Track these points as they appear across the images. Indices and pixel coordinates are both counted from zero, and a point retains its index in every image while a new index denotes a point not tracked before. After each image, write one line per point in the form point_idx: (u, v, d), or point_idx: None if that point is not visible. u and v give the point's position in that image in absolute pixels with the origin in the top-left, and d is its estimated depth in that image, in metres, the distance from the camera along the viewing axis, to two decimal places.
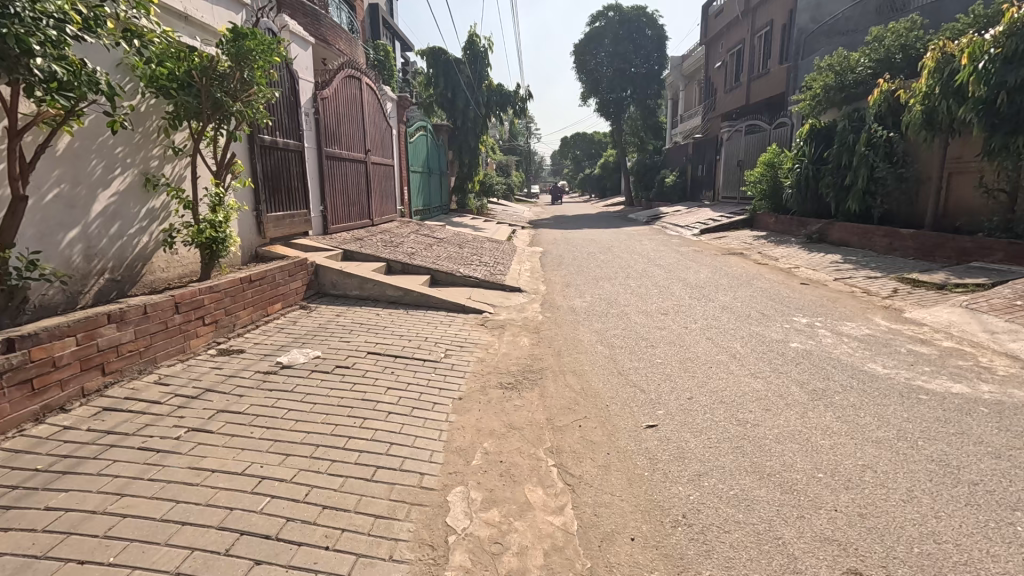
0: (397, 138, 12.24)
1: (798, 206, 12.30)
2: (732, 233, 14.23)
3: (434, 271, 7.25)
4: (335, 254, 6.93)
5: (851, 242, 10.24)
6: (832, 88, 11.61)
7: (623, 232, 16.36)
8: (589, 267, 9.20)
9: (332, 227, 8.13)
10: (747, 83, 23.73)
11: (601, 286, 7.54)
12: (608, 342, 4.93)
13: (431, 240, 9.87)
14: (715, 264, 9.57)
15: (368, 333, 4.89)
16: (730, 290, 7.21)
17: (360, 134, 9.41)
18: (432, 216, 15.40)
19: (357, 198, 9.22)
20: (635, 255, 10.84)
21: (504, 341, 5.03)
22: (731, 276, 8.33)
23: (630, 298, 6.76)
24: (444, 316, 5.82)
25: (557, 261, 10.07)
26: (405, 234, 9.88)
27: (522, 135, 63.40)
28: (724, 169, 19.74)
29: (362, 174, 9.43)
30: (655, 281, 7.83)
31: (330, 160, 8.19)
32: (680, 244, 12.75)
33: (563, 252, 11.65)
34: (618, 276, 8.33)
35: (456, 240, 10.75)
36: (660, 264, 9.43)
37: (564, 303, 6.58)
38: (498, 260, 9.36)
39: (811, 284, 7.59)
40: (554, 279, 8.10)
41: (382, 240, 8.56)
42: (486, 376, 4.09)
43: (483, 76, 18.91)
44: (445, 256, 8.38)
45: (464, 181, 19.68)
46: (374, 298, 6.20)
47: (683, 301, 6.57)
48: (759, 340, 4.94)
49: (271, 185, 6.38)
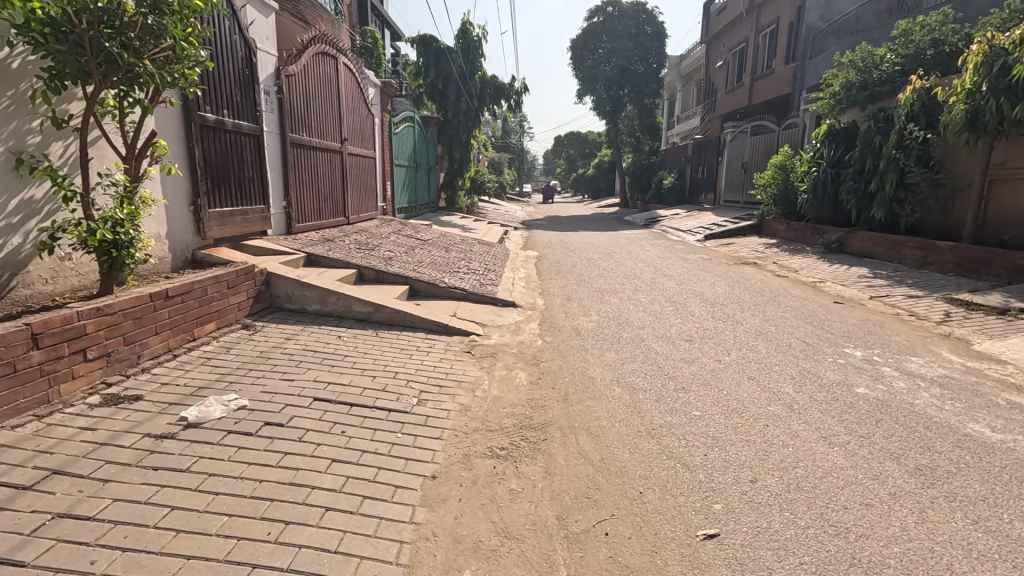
0: (381, 129, 11.13)
1: (814, 213, 11.40)
2: (739, 239, 13.33)
3: (414, 281, 6.20)
4: (296, 259, 5.83)
5: (877, 254, 9.35)
6: (855, 86, 10.70)
7: (621, 236, 15.40)
8: (592, 277, 8.20)
9: (297, 226, 7.02)
10: (750, 83, 22.80)
11: (607, 301, 6.54)
12: (627, 381, 3.93)
13: (415, 243, 8.78)
14: (730, 276, 8.63)
15: (321, 367, 3.80)
16: (756, 310, 6.25)
17: (336, 120, 8.31)
18: (419, 214, 14.27)
19: (331, 193, 8.13)
20: (640, 262, 9.84)
21: (496, 378, 4.00)
22: (752, 291, 7.36)
23: (644, 318, 5.76)
24: (422, 340, 4.76)
25: (554, 268, 9.04)
26: (384, 235, 8.79)
27: (516, 132, 62.25)
28: (728, 172, 18.83)
29: (337, 166, 8.32)
30: (669, 297, 6.82)
31: (298, 148, 7.09)
32: (686, 251, 11.81)
33: (561, 257, 10.61)
34: (625, 288, 7.34)
35: (443, 242, 9.66)
36: (671, 275, 8.44)
37: (567, 323, 5.57)
38: (490, 266, 8.31)
39: (847, 304, 6.64)
40: (554, 291, 7.09)
41: (356, 242, 7.47)
42: (471, 437, 3.04)
43: (477, 68, 17.82)
44: (428, 263, 7.31)
45: (454, 178, 18.60)
46: (339, 314, 5.12)
47: (706, 322, 5.59)
48: (812, 380, 3.99)
49: (216, 175, 5.25)
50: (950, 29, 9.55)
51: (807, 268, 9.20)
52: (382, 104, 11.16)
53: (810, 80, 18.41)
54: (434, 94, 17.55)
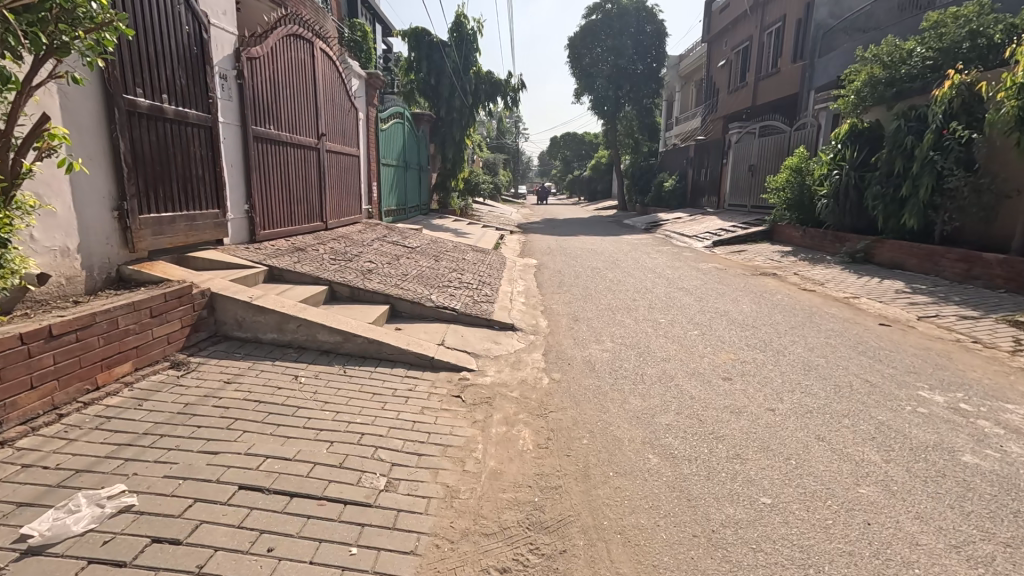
0: (366, 124, 10.19)
1: (834, 219, 10.58)
2: (751, 246, 12.49)
3: (396, 299, 5.27)
4: (254, 275, 4.89)
5: (909, 265, 8.53)
6: (881, 82, 9.89)
7: (624, 241, 14.53)
8: (599, 291, 7.31)
9: (262, 233, 6.08)
10: (755, 83, 22.08)
11: (620, 323, 5.66)
12: (664, 444, 3.03)
13: (400, 251, 7.86)
14: (752, 291, 7.77)
15: (262, 429, 2.86)
16: (795, 333, 5.39)
17: (312, 113, 7.36)
18: (408, 217, 13.33)
19: (306, 195, 7.20)
20: (649, 273, 8.95)
21: (494, 438, 3.09)
22: (783, 309, 6.50)
23: (667, 346, 4.88)
24: (402, 380, 3.84)
25: (556, 280, 8.13)
26: (367, 242, 7.87)
27: (510, 134, 61.47)
28: (733, 174, 18.05)
29: (312, 165, 7.39)
30: (691, 318, 5.93)
31: (264, 143, 6.15)
32: (697, 259, 10.95)
33: (562, 266, 9.71)
34: (639, 306, 6.46)
35: (432, 250, 8.75)
36: (687, 290, 7.55)
37: (577, 353, 4.67)
38: (485, 278, 7.40)
39: (894, 327, 5.79)
40: (558, 309, 6.20)
41: (332, 252, 6.53)
42: (459, 551, 2.13)
43: (472, 63, 16.93)
44: (414, 276, 6.38)
45: (447, 179, 17.65)
46: (300, 345, 4.18)
47: (742, 353, 4.71)
48: (898, 440, 3.12)
49: (151, 172, 4.30)
50: (990, 20, 8.75)
51: (834, 280, 8.36)
52: (367, 97, 10.21)
53: (819, 80, 17.65)
54: (426, 90, 16.64)
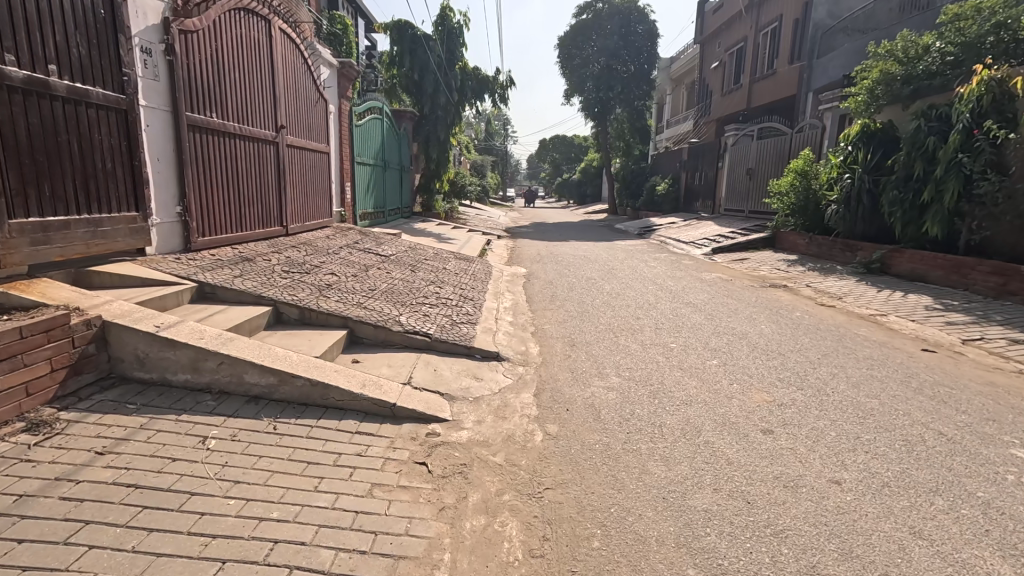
0: (339, 119, 9.24)
1: (845, 227, 9.86)
2: (753, 255, 11.75)
3: (356, 322, 4.35)
4: (176, 295, 3.93)
5: (933, 278, 7.81)
6: (897, 79, 9.20)
7: (618, 248, 13.73)
8: (597, 308, 6.45)
9: (200, 241, 5.11)
10: (750, 84, 21.50)
11: (625, 350, 4.79)
12: (706, 549, 2.16)
13: (371, 260, 6.95)
14: (766, 306, 6.96)
15: (117, 543, 1.93)
16: (831, 363, 4.57)
17: (269, 102, 6.41)
18: (388, 220, 12.38)
19: (261, 197, 6.27)
20: (650, 285, 8.12)
21: (467, 541, 2.19)
22: (806, 330, 5.70)
23: (684, 382, 4.02)
24: (350, 442, 2.92)
25: (548, 293, 7.26)
26: (333, 249, 6.95)
27: (499, 137, 60.66)
28: (730, 178, 17.36)
29: (269, 162, 6.45)
30: (706, 343, 5.08)
31: (205, 134, 5.20)
32: (698, 269, 10.16)
33: (554, 275, 8.84)
34: (644, 327, 5.59)
35: (410, 258, 7.83)
36: (695, 305, 6.72)
37: (577, 393, 3.78)
38: (467, 292, 6.50)
39: (939, 352, 5.02)
40: (551, 331, 5.32)
41: (287, 263, 5.59)
42: None
43: (458, 58, 16.03)
44: (382, 291, 5.47)
45: (431, 180, 16.69)
46: (223, 389, 3.24)
47: (776, 392, 3.86)
48: (1019, 533, 2.29)
49: (32, 165, 3.35)
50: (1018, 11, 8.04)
51: (853, 294, 7.61)
52: (339, 89, 9.24)
53: (818, 81, 17.05)
54: (409, 86, 15.69)
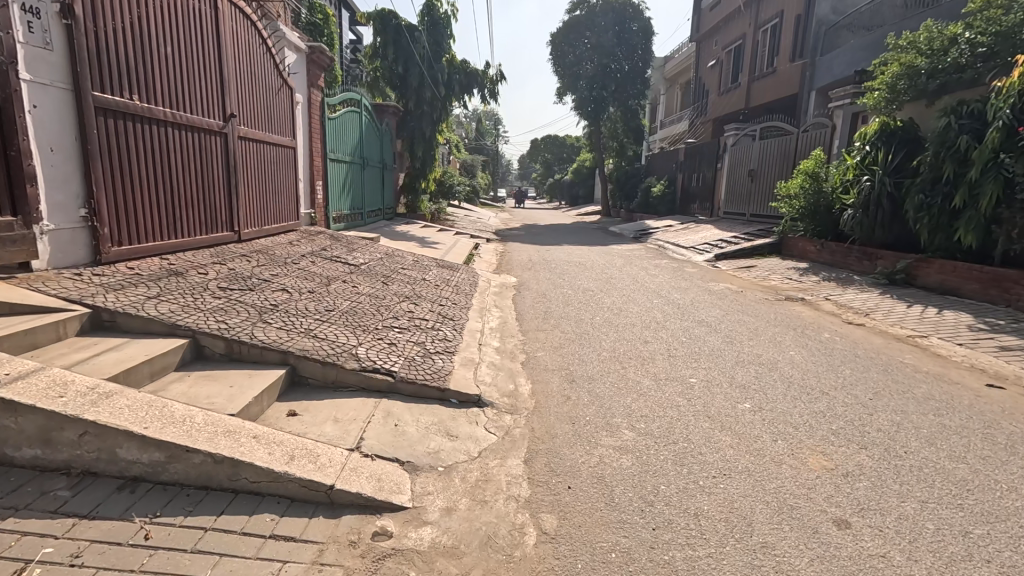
0: (307, 110, 8.27)
1: (862, 233, 9.09)
2: (760, 262, 10.94)
3: (300, 357, 3.42)
4: (55, 326, 3.01)
5: (968, 292, 7.04)
6: (921, 73, 8.41)
7: (615, 253, 12.87)
8: (598, 329, 5.57)
9: (115, 252, 4.16)
10: (749, 83, 20.82)
11: (636, 389, 3.91)
12: None
13: (337, 271, 6.03)
14: (788, 325, 6.13)
15: None
16: (887, 407, 3.72)
17: (213, 85, 5.45)
18: (366, 222, 11.42)
19: (203, 196, 5.33)
20: (655, 299, 7.26)
21: None
22: (844, 358, 4.86)
23: (715, 439, 3.16)
24: (257, 559, 1.99)
25: (541, 309, 6.37)
26: (292, 258, 6.01)
27: (489, 136, 59.65)
28: (730, 180, 16.60)
29: (214, 156, 5.50)
30: (731, 378, 4.21)
31: (122, 120, 4.24)
32: (705, 278, 9.32)
33: (547, 286, 7.95)
34: (654, 355, 4.73)
35: (384, 268, 6.90)
36: (708, 326, 5.86)
37: (580, 458, 2.89)
38: (447, 309, 5.59)
39: (1007, 388, 4.20)
40: (545, 362, 4.42)
41: (228, 277, 4.66)
42: None
43: (444, 51, 15.12)
44: (343, 311, 4.57)
45: (416, 180, 15.75)
46: (88, 469, 2.30)
47: (835, 454, 3.00)
48: None
49: None
50: None
51: (882, 310, 6.81)
52: (308, 76, 8.29)
53: (821, 79, 16.33)
54: (393, 80, 14.75)
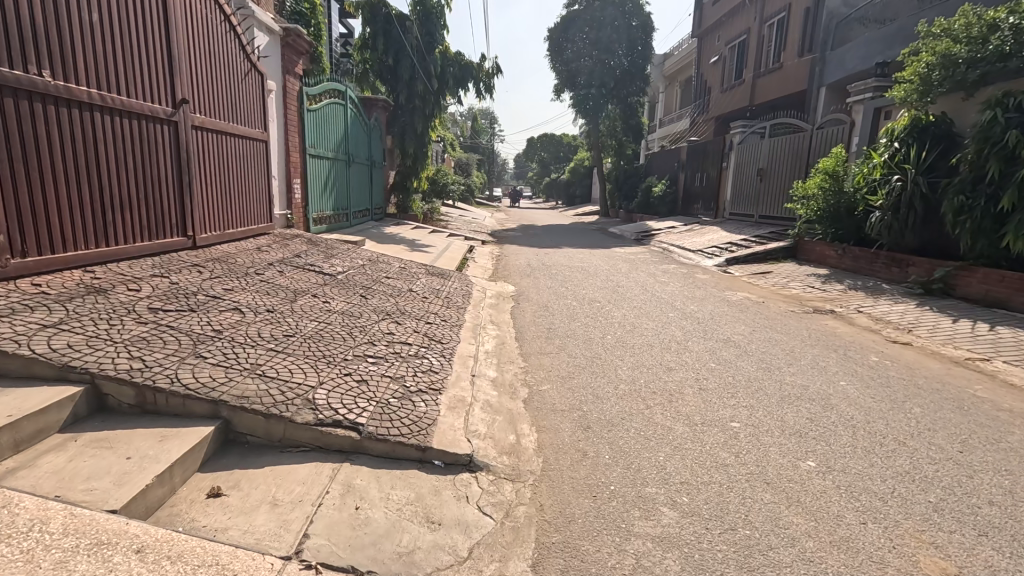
0: (281, 99, 7.42)
1: (891, 237, 8.34)
2: (775, 268, 10.21)
3: (235, 408, 2.60)
4: None
5: (1018, 305, 6.30)
6: (959, 63, 7.65)
7: (618, 257, 12.11)
8: (611, 352, 4.77)
9: (16, 266, 3.34)
10: (754, 80, 20.08)
11: (669, 440, 3.11)
12: None
13: (308, 282, 5.20)
14: (826, 345, 5.36)
15: None
16: (988, 466, 2.94)
17: (154, 63, 4.61)
18: (351, 223, 10.59)
19: (145, 196, 4.52)
20: (669, 312, 6.48)
21: None
22: (905, 390, 4.09)
23: (785, 523, 2.37)
24: None
25: (543, 326, 5.57)
26: (255, 268, 5.18)
27: (485, 135, 58.80)
28: (737, 179, 15.83)
29: (159, 148, 4.68)
30: (781, 422, 3.43)
31: (24, 101, 3.41)
32: (719, 286, 8.57)
33: (548, 296, 7.17)
34: (683, 389, 3.93)
35: (365, 278, 6.09)
36: (737, 347, 5.08)
37: (609, 561, 2.09)
38: (434, 328, 4.77)
39: None
40: (552, 400, 3.62)
41: (166, 293, 3.84)
42: None
43: (437, 42, 14.26)
44: (305, 336, 3.75)
45: (407, 178, 14.91)
46: None
47: (952, 549, 2.21)
48: None
49: None
50: None
51: (925, 326, 6.06)
52: (283, 62, 7.46)
53: (832, 74, 15.55)
54: (383, 73, 13.90)
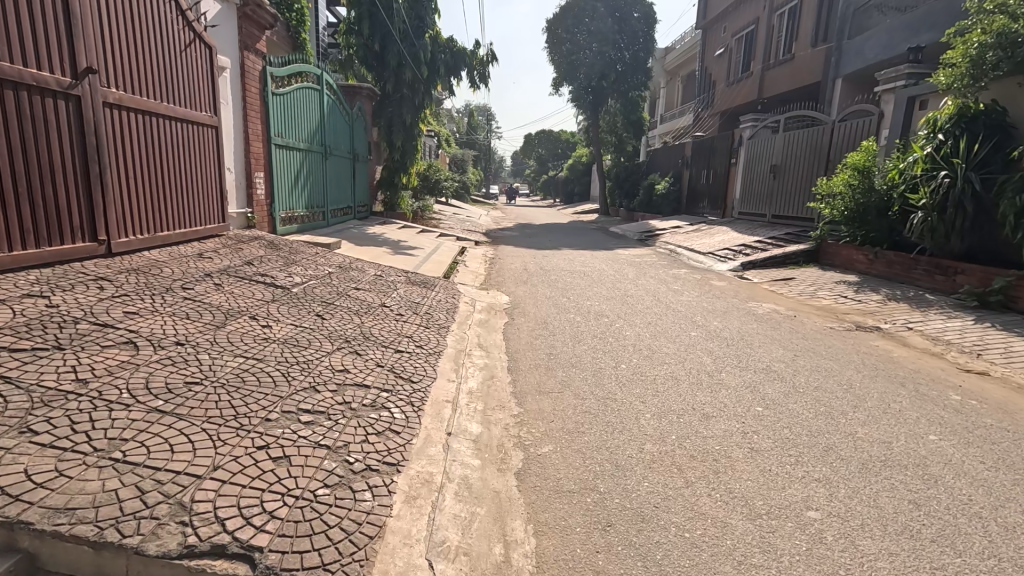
0: (236, 79, 6.38)
1: (934, 241, 7.39)
2: (799, 274, 9.24)
3: (45, 535, 1.61)
4: None
5: None
6: (1019, 42, 6.68)
7: (624, 260, 11.13)
8: (627, 390, 3.78)
9: None
10: (763, 72, 19.08)
11: (728, 551, 2.12)
12: None
13: (249, 298, 4.18)
14: (886, 374, 4.40)
15: None
16: None
17: (41, 20, 3.58)
18: (328, 222, 9.57)
19: (28, 191, 3.51)
20: (691, 331, 5.49)
21: None
22: (1021, 449, 3.10)
23: None
24: None
25: (542, 351, 4.58)
26: (183, 281, 4.16)
27: (482, 131, 57.70)
28: (747, 177, 14.84)
29: (52, 128, 3.66)
30: (873, 508, 2.45)
31: None
32: (740, 296, 7.61)
33: (548, 309, 6.18)
34: (729, 450, 2.95)
35: (330, 290, 5.08)
36: (781, 381, 4.10)
37: None
38: (405, 361, 3.76)
39: None
40: (556, 474, 2.62)
41: (30, 323, 2.82)
42: None
43: (428, 26, 13.17)
44: (217, 382, 2.73)
45: (394, 173, 13.86)
46: None
47: None
48: None
49: None
50: None
51: (997, 348, 5.10)
52: (240, 34, 6.42)
53: (850, 65, 14.56)
54: (368, 59, 12.82)
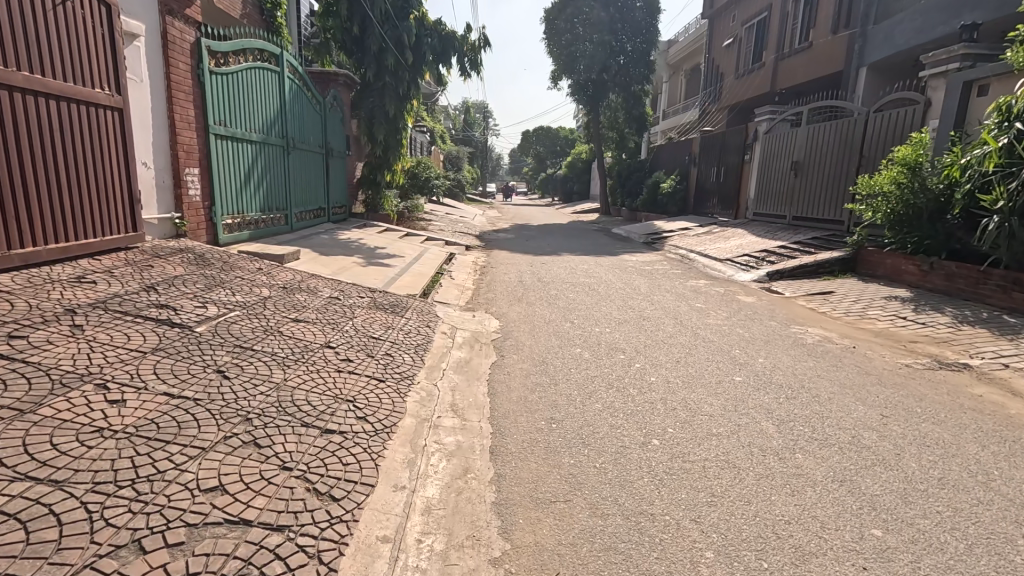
0: (152, 51, 5.07)
1: (1012, 252, 6.13)
2: (838, 286, 7.97)
3: None
4: None
5: None
6: None
7: (633, 267, 9.86)
8: (668, 497, 2.48)
9: None
10: (776, 62, 17.79)
11: None
12: None
13: (114, 349, 2.88)
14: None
15: None
16: None
17: None
18: (292, 226, 8.25)
19: None
20: (735, 374, 4.21)
21: None
22: None
23: None
24: None
25: (541, 415, 3.28)
26: (19, 325, 2.87)
27: (479, 128, 56.42)
28: (765, 174, 13.54)
29: None
30: None
31: None
32: (778, 316, 6.36)
33: (548, 339, 4.90)
34: None
35: (257, 326, 3.78)
36: (890, 471, 2.81)
37: None
38: (332, 454, 2.45)
39: None
40: None
41: None
42: None
43: (413, 6, 11.80)
44: None
45: (377, 170, 12.58)
46: None
47: None
48: None
49: None
50: None
51: None
52: None
53: (878, 51, 13.25)
54: (345, 42, 11.45)
